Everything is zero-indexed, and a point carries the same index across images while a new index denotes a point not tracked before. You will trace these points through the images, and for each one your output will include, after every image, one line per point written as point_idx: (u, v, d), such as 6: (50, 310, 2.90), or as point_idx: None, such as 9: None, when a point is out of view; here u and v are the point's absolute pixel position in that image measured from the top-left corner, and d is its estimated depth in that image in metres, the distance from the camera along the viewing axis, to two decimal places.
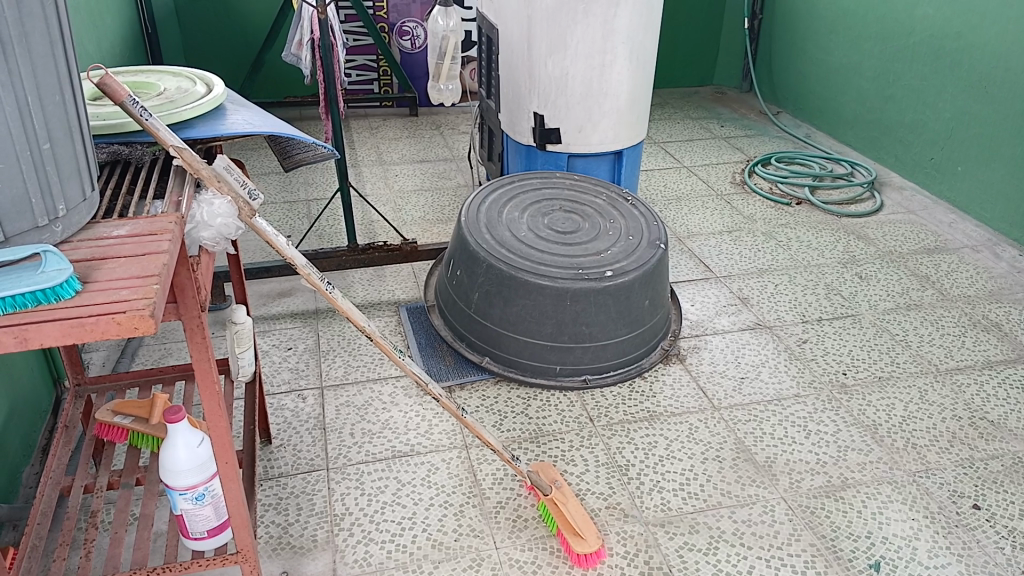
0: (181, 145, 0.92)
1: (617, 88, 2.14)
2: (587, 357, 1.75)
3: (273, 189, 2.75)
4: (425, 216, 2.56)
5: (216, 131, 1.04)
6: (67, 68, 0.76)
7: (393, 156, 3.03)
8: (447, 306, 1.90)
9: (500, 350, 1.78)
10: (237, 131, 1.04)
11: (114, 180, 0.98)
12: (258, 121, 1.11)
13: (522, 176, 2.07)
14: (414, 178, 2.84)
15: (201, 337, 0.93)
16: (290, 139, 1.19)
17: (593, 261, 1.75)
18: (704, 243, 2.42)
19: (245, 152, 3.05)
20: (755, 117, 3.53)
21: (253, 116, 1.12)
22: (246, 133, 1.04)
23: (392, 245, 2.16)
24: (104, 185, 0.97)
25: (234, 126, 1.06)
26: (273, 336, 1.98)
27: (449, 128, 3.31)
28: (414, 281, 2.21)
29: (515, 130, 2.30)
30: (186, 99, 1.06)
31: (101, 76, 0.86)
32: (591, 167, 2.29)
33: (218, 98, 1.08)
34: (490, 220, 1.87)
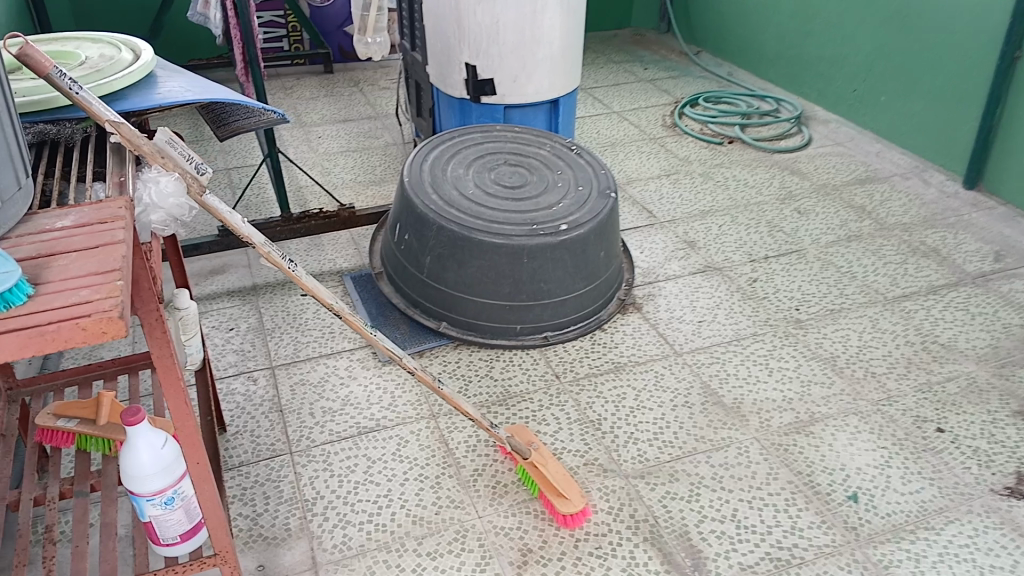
0: (118, 120, 0.83)
1: (550, 34, 2.07)
2: (547, 313, 1.73)
3: None
4: (358, 180, 2.46)
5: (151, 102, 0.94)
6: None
7: (314, 116, 2.89)
8: (396, 272, 1.83)
9: (456, 314, 1.73)
10: (176, 99, 0.94)
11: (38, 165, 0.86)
12: (195, 88, 1.00)
13: (461, 131, 1.99)
14: (339, 140, 2.71)
15: (160, 328, 0.85)
16: (229, 105, 1.08)
17: (545, 215, 1.72)
18: (645, 188, 2.41)
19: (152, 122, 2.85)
20: (676, 59, 3.52)
21: (191, 83, 1.01)
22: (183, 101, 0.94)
23: (329, 212, 2.07)
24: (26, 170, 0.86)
25: (170, 95, 0.95)
26: (212, 317, 1.87)
27: (369, 84, 3.17)
28: (354, 248, 2.12)
29: (446, 84, 2.21)
30: (111, 69, 0.95)
31: (21, 44, 0.76)
32: (528, 118, 2.23)
33: (146, 65, 0.97)
34: (434, 179, 1.80)
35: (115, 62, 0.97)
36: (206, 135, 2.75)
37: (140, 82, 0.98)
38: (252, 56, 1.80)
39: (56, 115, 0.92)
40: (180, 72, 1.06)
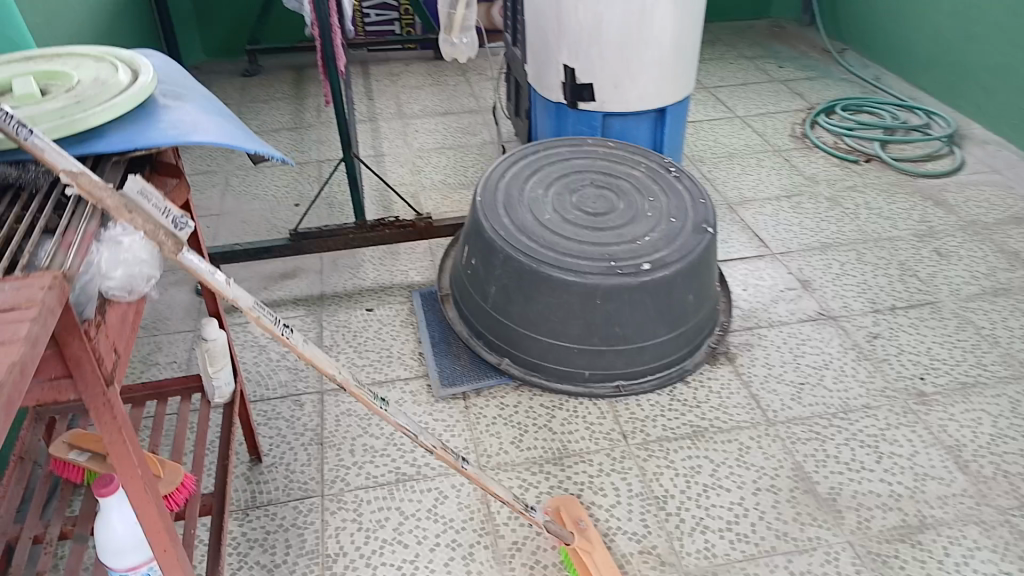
0: (75, 168, 0.71)
1: (660, 36, 1.83)
2: (621, 361, 1.53)
3: (282, 151, 2.52)
4: (446, 182, 2.31)
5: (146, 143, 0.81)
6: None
7: (414, 107, 2.77)
8: (463, 298, 1.69)
9: (520, 351, 1.57)
10: (175, 140, 0.81)
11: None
12: (204, 123, 0.86)
13: (549, 143, 1.80)
14: (435, 135, 2.58)
15: (108, 414, 0.74)
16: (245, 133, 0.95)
17: (627, 249, 1.52)
18: (759, 211, 2.14)
19: (254, 106, 2.81)
20: (816, 57, 3.16)
21: (203, 117, 0.88)
22: (183, 143, 0.81)
23: (404, 221, 1.93)
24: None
25: (156, 131, 0.83)
26: None
27: (476, 73, 3.02)
28: (429, 260, 1.98)
29: (543, 84, 2.02)
30: (93, 99, 0.84)
31: None
32: (629, 129, 2.01)
33: (138, 93, 0.85)
34: (510, 199, 1.64)
35: (102, 91, 0.85)
36: (303, 123, 2.69)
37: (138, 115, 0.86)
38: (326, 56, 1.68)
39: (28, 155, 0.81)
40: (196, 99, 0.94)
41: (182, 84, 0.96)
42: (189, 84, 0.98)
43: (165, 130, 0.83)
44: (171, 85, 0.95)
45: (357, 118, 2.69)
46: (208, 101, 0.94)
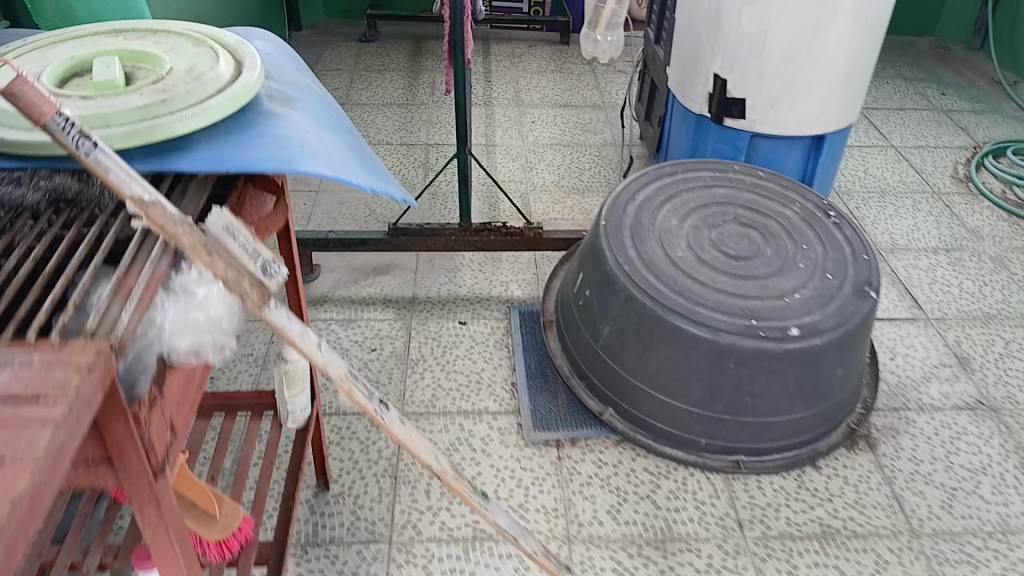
0: (149, 194, 0.57)
1: (832, 55, 1.59)
2: (745, 433, 1.32)
3: (390, 128, 2.38)
4: (560, 185, 2.12)
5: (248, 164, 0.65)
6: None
7: (533, 94, 2.57)
8: (568, 328, 1.49)
9: (628, 404, 1.37)
10: (285, 165, 0.65)
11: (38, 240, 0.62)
12: (319, 143, 0.70)
13: (690, 164, 1.58)
14: (553, 129, 2.38)
15: (154, 511, 0.58)
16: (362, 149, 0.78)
17: (772, 308, 1.30)
18: (911, 264, 1.88)
19: (368, 75, 2.67)
20: (985, 85, 2.81)
21: (314, 132, 0.71)
22: (294, 170, 0.64)
23: (512, 228, 1.75)
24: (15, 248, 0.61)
25: (250, 149, 0.66)
26: (358, 328, 1.64)
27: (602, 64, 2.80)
28: (534, 273, 1.80)
29: (686, 96, 1.80)
30: (183, 95, 0.68)
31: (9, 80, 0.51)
32: (778, 153, 1.76)
33: (235, 99, 0.69)
34: (638, 228, 1.43)
35: (196, 84, 0.70)
36: (416, 99, 2.53)
37: (240, 122, 0.70)
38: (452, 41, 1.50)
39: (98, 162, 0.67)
40: (311, 106, 0.78)
41: (295, 84, 0.80)
42: (301, 84, 0.81)
43: (273, 149, 0.67)
44: (282, 84, 0.79)
45: (472, 101, 2.51)
46: (321, 110, 0.78)
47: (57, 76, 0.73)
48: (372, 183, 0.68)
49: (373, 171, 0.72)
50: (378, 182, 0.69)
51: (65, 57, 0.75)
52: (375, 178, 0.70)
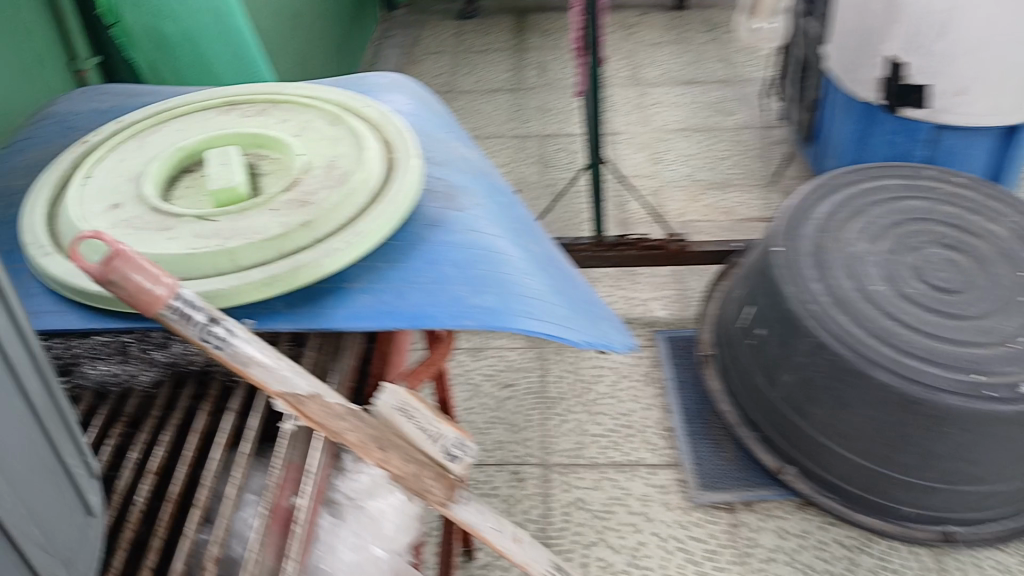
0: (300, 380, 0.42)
1: None
2: (960, 503, 1.09)
3: (500, 118, 2.19)
4: (695, 179, 1.89)
5: (427, 315, 0.48)
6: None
7: (652, 71, 2.33)
8: (734, 367, 1.28)
9: (814, 463, 1.17)
10: (478, 318, 0.47)
11: (150, 426, 0.51)
12: (513, 270, 0.52)
13: (876, 170, 1.33)
14: (680, 111, 2.14)
15: None
16: (554, 256, 0.59)
17: (998, 356, 1.05)
18: None
19: (471, 57, 2.48)
20: None
21: (498, 253, 0.53)
22: (492, 327, 0.47)
23: (653, 241, 1.54)
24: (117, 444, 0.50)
25: (420, 298, 0.49)
26: (487, 360, 1.48)
27: (726, 30, 2.52)
28: (677, 289, 1.60)
29: (850, 75, 1.53)
30: (328, 212, 0.52)
31: (104, 258, 0.37)
32: (960, 148, 1.49)
33: (384, 226, 0.52)
34: (821, 252, 1.20)
35: (342, 194, 0.53)
36: (525, 83, 2.33)
37: (404, 243, 0.53)
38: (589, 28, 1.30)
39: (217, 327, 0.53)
40: (487, 203, 0.60)
41: (459, 171, 0.63)
42: (466, 170, 0.64)
43: (457, 288, 0.49)
44: (446, 175, 0.62)
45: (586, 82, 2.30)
46: (497, 209, 0.59)
47: (163, 176, 0.57)
48: (589, 329, 0.50)
49: (580, 304, 0.54)
50: (594, 325, 0.51)
51: (169, 146, 0.59)
52: (589, 319, 0.52)
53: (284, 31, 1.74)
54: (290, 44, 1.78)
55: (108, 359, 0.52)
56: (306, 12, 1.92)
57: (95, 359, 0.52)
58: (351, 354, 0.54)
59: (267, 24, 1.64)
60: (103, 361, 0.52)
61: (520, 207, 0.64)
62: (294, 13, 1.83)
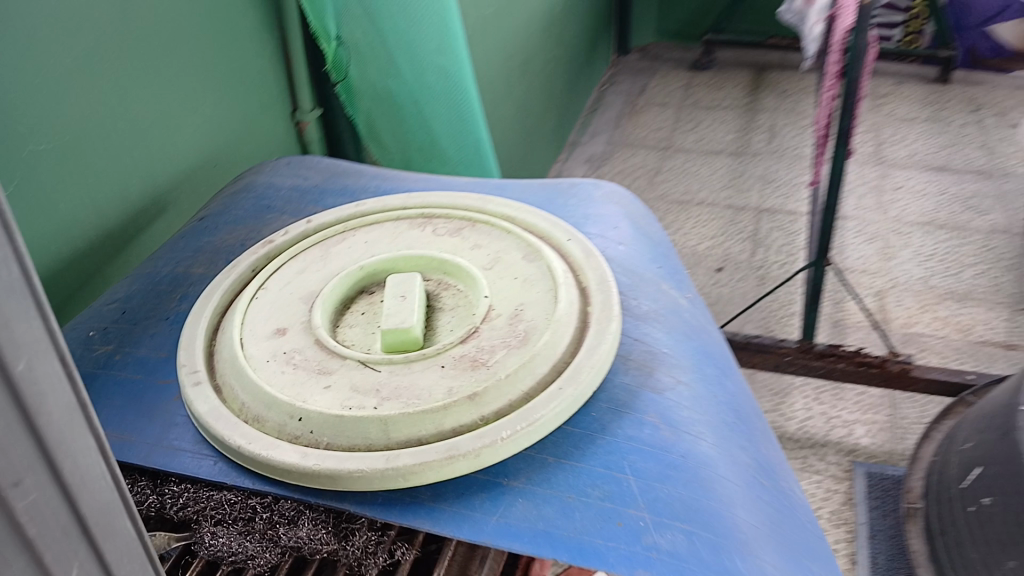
0: None
1: None
2: None
3: (717, 183, 2.06)
4: (930, 284, 1.66)
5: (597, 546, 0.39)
6: (59, 372, 0.22)
7: (898, 151, 2.09)
8: (947, 535, 1.08)
9: None
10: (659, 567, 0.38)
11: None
12: (714, 497, 0.42)
13: None
14: (923, 202, 1.90)
15: None
16: (767, 467, 0.48)
17: None
18: None
19: (697, 113, 2.37)
20: None
21: (695, 464, 0.44)
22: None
23: (871, 357, 1.34)
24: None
25: (589, 519, 0.40)
26: None
27: (997, 112, 2.20)
28: (889, 415, 1.40)
29: None
30: (503, 383, 0.45)
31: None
32: None
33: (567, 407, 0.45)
34: None
35: (520, 359, 0.46)
36: (749, 148, 2.18)
37: (588, 432, 0.45)
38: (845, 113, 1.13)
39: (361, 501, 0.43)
40: (695, 385, 0.50)
41: (667, 334, 0.54)
42: (674, 330, 0.54)
43: (641, 514, 0.41)
44: (653, 338, 0.53)
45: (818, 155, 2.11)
46: (702, 395, 0.50)
47: (338, 299, 0.53)
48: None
49: (791, 552, 0.43)
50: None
51: (352, 262, 0.55)
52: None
53: (512, 75, 1.73)
54: (517, 88, 1.76)
55: (232, 527, 0.43)
56: (538, 55, 1.90)
57: (218, 523, 0.43)
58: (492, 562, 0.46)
59: (498, 69, 1.63)
60: (225, 528, 0.43)
61: (735, 386, 0.54)
62: (525, 57, 1.81)
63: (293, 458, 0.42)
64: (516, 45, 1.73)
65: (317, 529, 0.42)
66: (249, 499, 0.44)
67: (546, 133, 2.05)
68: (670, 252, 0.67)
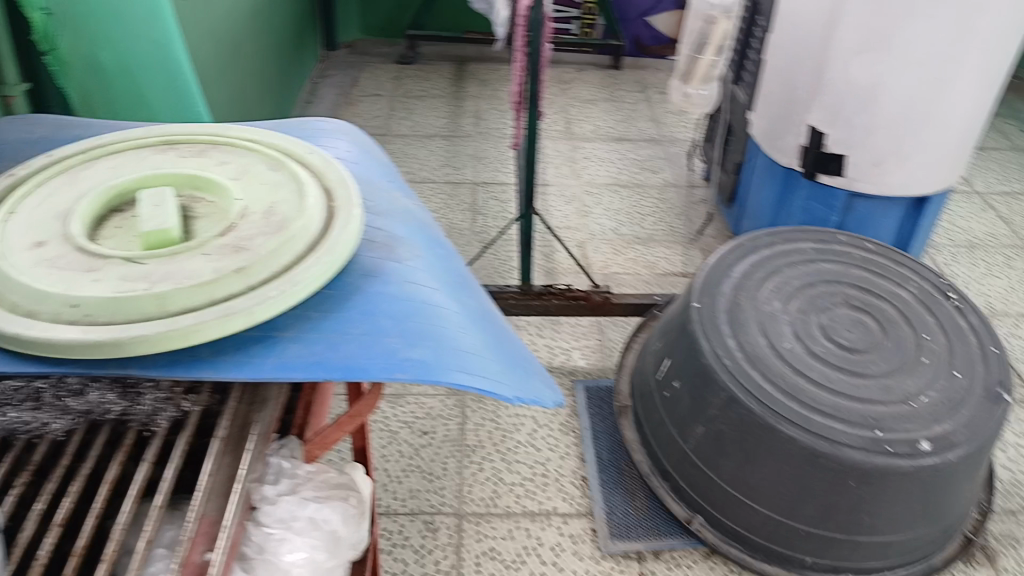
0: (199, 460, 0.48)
1: (951, 113, 1.37)
2: (856, 555, 1.13)
3: (434, 163, 2.22)
4: (620, 233, 1.95)
5: (361, 366, 0.49)
6: None
7: (585, 126, 2.40)
8: (650, 421, 1.31)
9: (722, 514, 1.19)
10: (413, 370, 0.48)
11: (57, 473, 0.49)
12: (450, 326, 0.54)
13: (787, 232, 1.37)
14: (609, 167, 2.21)
15: None
16: (489, 314, 0.61)
17: (898, 416, 1.10)
18: (1014, 334, 1.69)
19: (409, 102, 2.51)
20: None
21: (433, 305, 0.55)
22: (425, 379, 0.48)
23: (576, 292, 1.59)
24: (20, 495, 0.48)
25: (353, 349, 0.50)
26: (408, 405, 1.49)
27: (658, 91, 2.61)
28: (598, 341, 1.64)
29: (775, 146, 1.57)
30: (266, 258, 0.52)
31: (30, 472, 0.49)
32: (872, 215, 1.54)
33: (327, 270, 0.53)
34: (736, 312, 1.23)
35: (279, 240, 0.54)
36: (460, 131, 2.37)
37: (343, 293, 0.54)
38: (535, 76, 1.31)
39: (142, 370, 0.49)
40: (426, 258, 0.61)
41: (400, 224, 0.64)
42: (406, 222, 0.65)
43: (393, 340, 0.51)
44: (387, 228, 0.63)
45: None
46: (433, 264, 0.61)
47: (94, 213, 0.57)
48: (519, 386, 0.52)
49: (511, 361, 0.55)
50: (525, 382, 0.53)
51: (100, 185, 0.59)
52: (520, 376, 0.53)
53: (224, 64, 1.74)
54: (229, 77, 1.77)
55: (20, 406, 0.51)
56: (246, 46, 1.92)
57: (4, 405, 0.51)
58: (275, 401, 0.54)
59: (207, 58, 1.64)
60: (13, 407, 0.50)
61: (459, 263, 0.66)
62: (235, 48, 1.83)
63: (74, 334, 0.47)
64: (223, 33, 1.74)
65: (105, 393, 0.51)
66: (33, 383, 0.51)
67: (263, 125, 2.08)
68: (394, 172, 0.77)
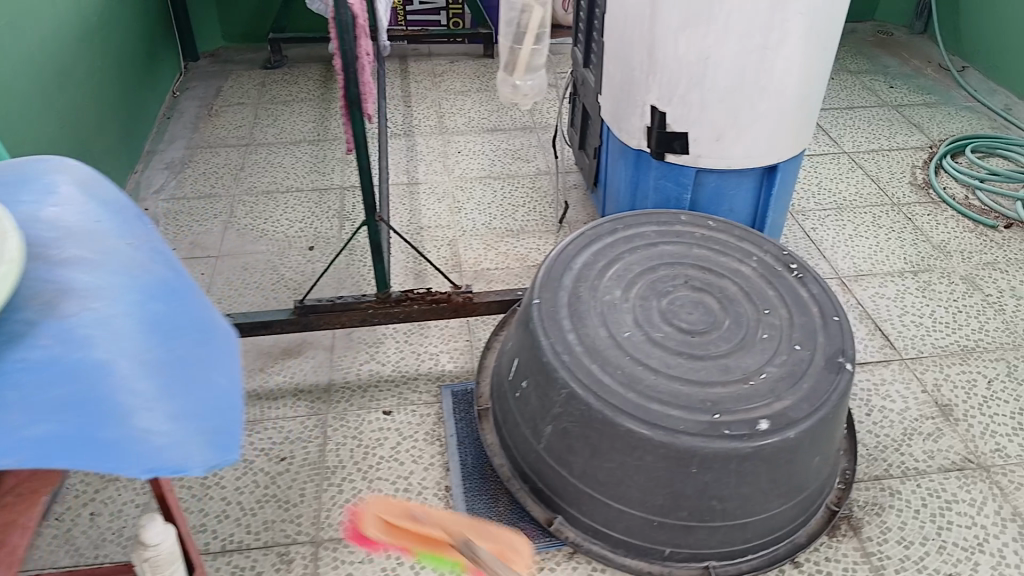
0: None
1: (781, 81, 1.40)
2: (714, 539, 1.11)
3: (300, 170, 2.14)
4: (492, 227, 1.91)
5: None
6: None
7: (458, 119, 2.34)
8: (506, 422, 1.26)
9: (580, 511, 1.15)
10: (47, 454, 0.53)
11: None
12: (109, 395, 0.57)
13: (630, 218, 1.36)
14: (481, 160, 2.16)
15: None
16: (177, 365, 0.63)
17: (737, 396, 1.09)
18: (878, 293, 1.71)
19: (276, 108, 2.42)
20: (933, 73, 2.64)
21: (96, 372, 0.57)
22: (58, 465, 0.52)
23: (438, 294, 1.53)
24: None
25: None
26: (265, 430, 1.42)
27: None
28: (467, 342, 1.59)
29: (622, 127, 1.57)
30: None
31: None
32: (725, 189, 1.54)
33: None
34: (576, 302, 1.20)
35: None
36: (329, 134, 2.29)
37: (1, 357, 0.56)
38: (350, 79, 1.23)
39: None
40: (111, 308, 0.62)
41: (91, 273, 0.64)
42: (101, 268, 0.65)
43: (35, 420, 0.54)
44: (73, 276, 0.63)
45: (390, 131, 2.28)
46: (117, 313, 0.62)
47: None
48: (166, 458, 0.57)
49: (177, 424, 0.59)
50: (175, 451, 0.58)
51: None
52: (173, 444, 0.58)
53: (48, 89, 1.64)
54: (55, 103, 1.67)
55: None
56: (78, 67, 1.82)
57: None
58: None
59: (23, 85, 1.54)
60: None
61: (163, 302, 0.67)
62: (61, 70, 1.72)
63: None
64: (41, 56, 1.64)
65: None
66: None
67: (110, 146, 1.97)
68: (120, 196, 0.75)
